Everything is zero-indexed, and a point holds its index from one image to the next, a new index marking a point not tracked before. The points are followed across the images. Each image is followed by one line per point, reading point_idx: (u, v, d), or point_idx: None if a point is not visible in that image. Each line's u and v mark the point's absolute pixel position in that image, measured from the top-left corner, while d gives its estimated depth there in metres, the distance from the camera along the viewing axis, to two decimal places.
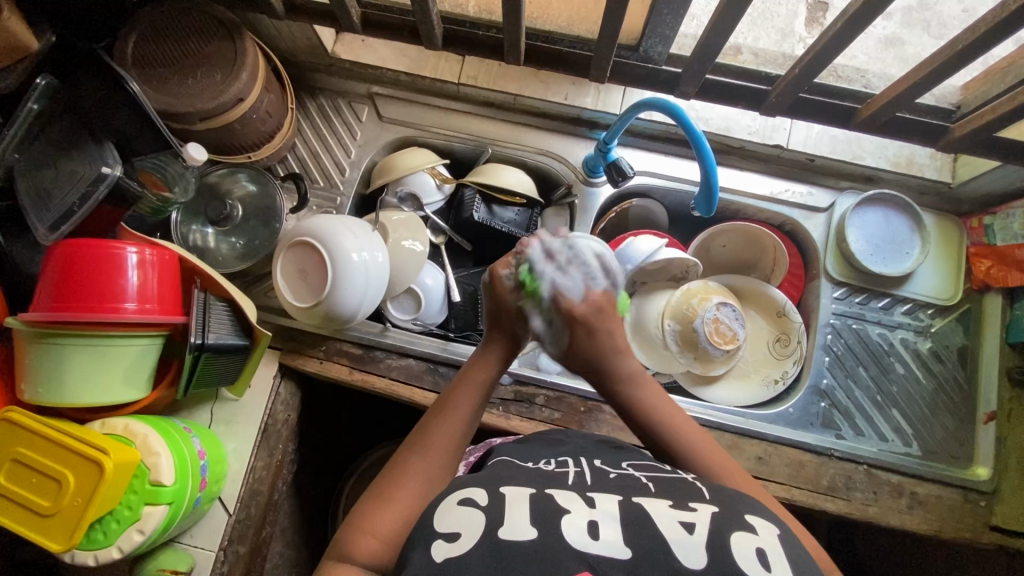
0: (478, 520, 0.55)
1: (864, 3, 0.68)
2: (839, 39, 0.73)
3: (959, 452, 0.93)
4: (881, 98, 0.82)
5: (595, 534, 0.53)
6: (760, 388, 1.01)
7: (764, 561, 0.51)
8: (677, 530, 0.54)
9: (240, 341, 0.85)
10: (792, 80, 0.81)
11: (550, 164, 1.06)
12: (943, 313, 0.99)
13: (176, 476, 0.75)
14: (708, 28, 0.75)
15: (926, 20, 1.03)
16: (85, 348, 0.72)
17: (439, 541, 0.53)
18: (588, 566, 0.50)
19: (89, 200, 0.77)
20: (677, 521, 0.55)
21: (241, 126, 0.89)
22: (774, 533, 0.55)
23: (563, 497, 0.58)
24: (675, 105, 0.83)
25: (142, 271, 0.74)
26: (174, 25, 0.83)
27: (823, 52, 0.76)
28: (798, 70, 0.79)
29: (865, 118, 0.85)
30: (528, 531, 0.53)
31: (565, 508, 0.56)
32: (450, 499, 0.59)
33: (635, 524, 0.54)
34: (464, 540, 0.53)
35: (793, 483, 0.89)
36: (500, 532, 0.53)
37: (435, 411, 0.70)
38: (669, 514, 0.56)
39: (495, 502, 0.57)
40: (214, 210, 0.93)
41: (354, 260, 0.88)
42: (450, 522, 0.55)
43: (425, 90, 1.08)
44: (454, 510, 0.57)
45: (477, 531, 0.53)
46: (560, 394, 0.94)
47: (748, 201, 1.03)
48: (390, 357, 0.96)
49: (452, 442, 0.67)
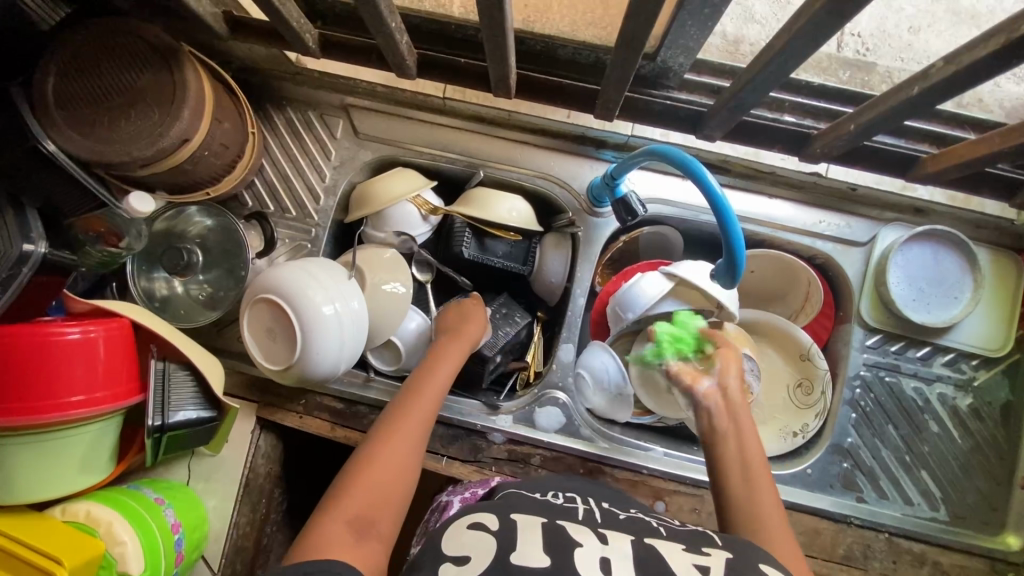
0: (487, 543, 0.52)
1: (952, 74, 0.52)
2: (900, 110, 0.59)
3: (990, 518, 0.85)
4: (952, 152, 0.67)
5: (607, 570, 0.50)
6: (777, 439, 0.91)
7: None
8: (692, 572, 0.50)
9: (207, 413, 0.78)
10: (843, 134, 0.66)
11: (552, 190, 0.93)
12: (988, 365, 0.88)
13: (146, 562, 0.71)
14: (740, 84, 0.62)
15: (978, 17, 0.89)
16: (27, 447, 0.65)
17: (446, 563, 0.50)
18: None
19: (13, 286, 0.65)
20: (690, 564, 0.51)
21: (192, 165, 0.77)
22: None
23: (572, 528, 0.55)
24: (693, 160, 0.65)
25: (85, 356, 0.67)
26: (97, 50, 0.69)
27: (883, 116, 0.61)
28: (851, 126, 0.65)
29: (929, 173, 0.70)
30: (543, 559, 0.50)
31: (576, 541, 0.53)
32: (459, 524, 0.56)
33: (648, 566, 0.51)
34: (473, 564, 0.50)
35: (806, 552, 0.83)
36: (511, 557, 0.50)
37: (426, 362, 0.76)
38: (685, 557, 0.52)
39: (510, 528, 0.54)
40: (171, 258, 0.83)
41: (324, 314, 0.78)
42: (459, 545, 0.52)
43: (406, 103, 0.94)
44: (463, 533, 0.54)
45: (489, 554, 0.50)
46: (558, 454, 0.87)
47: (777, 232, 0.90)
48: (374, 412, 0.89)
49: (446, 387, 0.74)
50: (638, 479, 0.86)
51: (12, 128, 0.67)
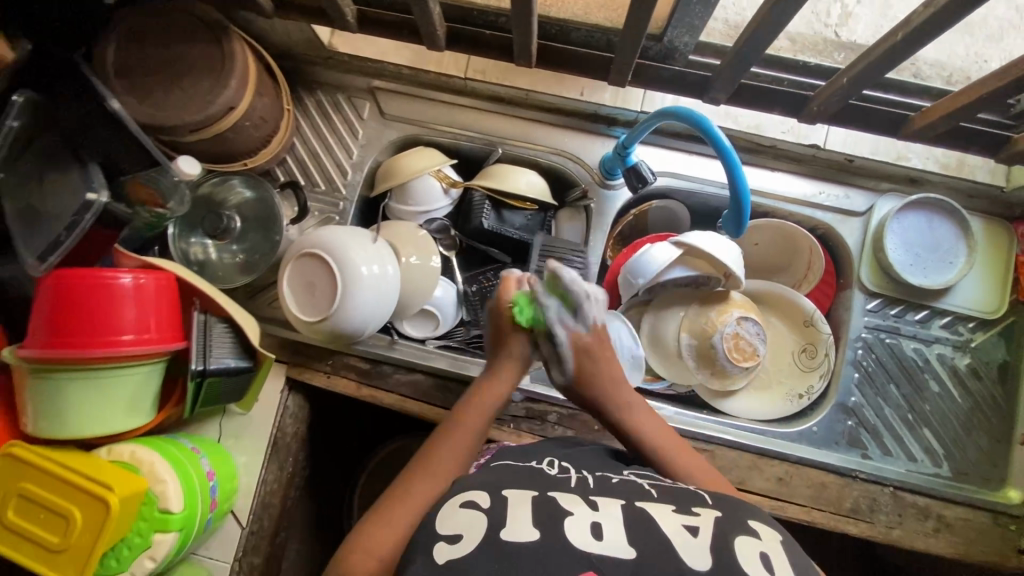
0: (478, 521, 0.52)
1: (931, 15, 0.58)
2: (884, 61, 0.65)
3: (992, 474, 0.89)
4: (939, 107, 0.72)
5: (598, 534, 0.50)
6: (783, 402, 0.96)
7: (768, 565, 0.49)
8: (682, 534, 0.52)
9: (244, 363, 0.82)
10: (839, 88, 0.71)
11: (566, 165, 0.99)
12: (985, 327, 0.92)
13: (184, 502, 0.75)
14: (744, 35, 0.67)
15: (973, 25, 0.93)
16: (80, 382, 0.70)
17: (440, 542, 0.51)
18: (592, 567, 0.47)
19: (76, 229, 0.72)
20: (681, 525, 0.53)
21: (235, 134, 0.83)
22: (777, 540, 0.53)
23: (565, 499, 0.55)
24: (703, 116, 0.73)
25: (137, 300, 0.72)
26: (156, 27, 0.77)
27: (878, 60, 0.66)
28: (846, 78, 0.70)
29: (919, 128, 0.76)
30: (531, 533, 0.50)
31: (566, 509, 0.54)
32: (451, 502, 0.56)
33: (637, 523, 0.52)
34: (464, 543, 0.51)
35: (814, 505, 0.87)
36: (500, 533, 0.50)
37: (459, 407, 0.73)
38: (675, 517, 0.54)
39: (501, 505, 0.54)
40: (211, 223, 0.89)
41: (363, 274, 0.85)
42: (451, 524, 0.53)
43: (429, 85, 1.01)
44: (454, 512, 0.54)
45: (479, 534, 0.51)
46: (573, 412, 0.91)
47: (780, 203, 0.95)
48: (398, 372, 0.94)
49: (483, 422, 0.72)
50: None
51: (76, 90, 0.73)
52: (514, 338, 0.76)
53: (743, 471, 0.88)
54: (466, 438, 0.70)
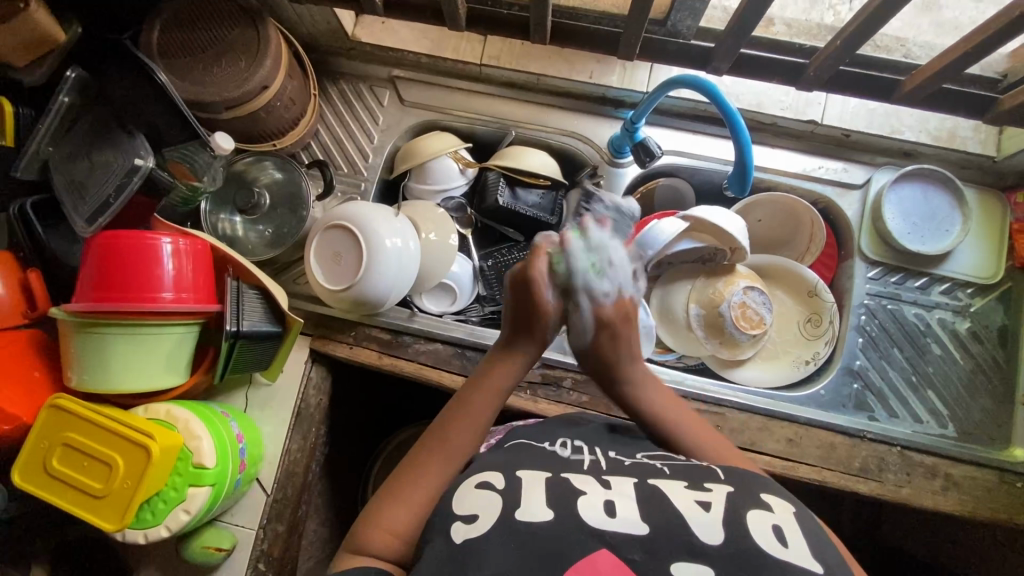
0: (494, 503, 0.53)
1: None
2: (874, 19, 0.71)
3: (995, 434, 0.91)
4: (926, 70, 0.78)
5: (612, 513, 0.51)
6: (791, 369, 0.99)
7: (780, 536, 0.49)
8: (693, 508, 0.52)
9: (274, 328, 0.86)
10: (832, 52, 0.77)
11: (576, 146, 1.04)
12: (983, 292, 0.95)
13: (217, 458, 0.77)
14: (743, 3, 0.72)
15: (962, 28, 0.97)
16: (123, 337, 0.74)
17: (456, 523, 0.52)
18: (607, 546, 0.48)
19: (124, 191, 0.79)
20: (692, 500, 0.53)
21: (266, 114, 0.88)
22: (790, 510, 0.53)
23: (577, 480, 0.57)
24: (710, 82, 0.81)
25: (176, 262, 0.76)
26: (196, 12, 0.82)
27: (865, 23, 0.72)
28: (839, 42, 0.75)
29: (909, 91, 0.81)
30: (545, 513, 0.51)
31: (580, 490, 0.54)
32: (467, 482, 0.58)
33: (651, 503, 0.53)
34: (482, 522, 0.52)
35: (824, 465, 0.88)
36: (516, 514, 0.51)
37: (471, 385, 0.70)
38: (686, 494, 0.54)
39: (515, 485, 0.55)
40: (243, 198, 0.94)
41: (387, 246, 0.89)
42: (469, 505, 0.54)
43: (446, 73, 1.06)
44: (472, 492, 0.56)
45: (495, 513, 0.52)
46: (588, 378, 0.94)
47: (781, 178, 0.99)
48: (418, 342, 0.97)
49: (496, 402, 0.69)
50: None
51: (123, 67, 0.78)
52: (539, 319, 0.71)
53: (755, 432, 0.90)
54: (478, 417, 0.67)
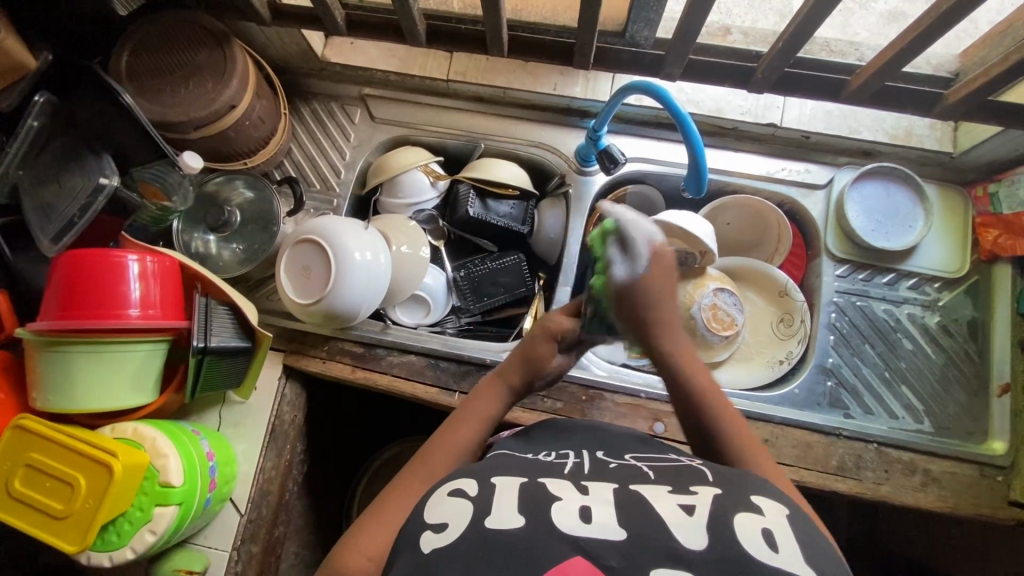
0: (466, 510, 0.50)
1: None
2: (812, 17, 0.73)
3: (972, 427, 0.90)
4: (870, 67, 0.80)
5: (587, 518, 0.47)
6: (765, 370, 0.99)
7: (770, 540, 0.45)
8: (676, 513, 0.47)
9: (244, 343, 0.86)
10: (777, 54, 0.79)
11: (544, 156, 1.06)
12: (951, 286, 0.96)
13: (185, 477, 0.76)
14: (686, 10, 0.75)
15: None
16: (88, 356, 0.74)
17: (427, 532, 0.49)
18: (581, 552, 0.44)
19: (88, 211, 0.80)
20: (675, 504, 0.48)
21: (235, 133, 0.90)
22: (783, 514, 0.48)
23: (554, 485, 0.53)
24: (660, 87, 0.84)
25: (143, 282, 0.76)
26: (163, 36, 0.85)
27: (805, 22, 0.74)
28: (781, 44, 0.78)
29: (855, 89, 0.83)
30: (516, 519, 0.47)
31: (556, 495, 0.50)
32: (440, 491, 0.54)
33: (630, 507, 0.48)
34: (452, 530, 0.48)
35: (801, 464, 0.88)
36: (486, 520, 0.48)
37: (465, 407, 0.70)
38: (669, 497, 0.50)
39: (488, 492, 0.52)
40: (213, 216, 0.95)
41: (356, 260, 0.89)
42: (438, 513, 0.51)
43: (415, 90, 1.09)
44: (443, 502, 0.52)
45: (466, 521, 0.49)
46: (561, 384, 0.94)
47: (745, 181, 1.01)
48: (391, 354, 0.97)
49: (480, 427, 0.68)
50: (637, 403, 0.93)
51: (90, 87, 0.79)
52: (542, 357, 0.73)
53: None
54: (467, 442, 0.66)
